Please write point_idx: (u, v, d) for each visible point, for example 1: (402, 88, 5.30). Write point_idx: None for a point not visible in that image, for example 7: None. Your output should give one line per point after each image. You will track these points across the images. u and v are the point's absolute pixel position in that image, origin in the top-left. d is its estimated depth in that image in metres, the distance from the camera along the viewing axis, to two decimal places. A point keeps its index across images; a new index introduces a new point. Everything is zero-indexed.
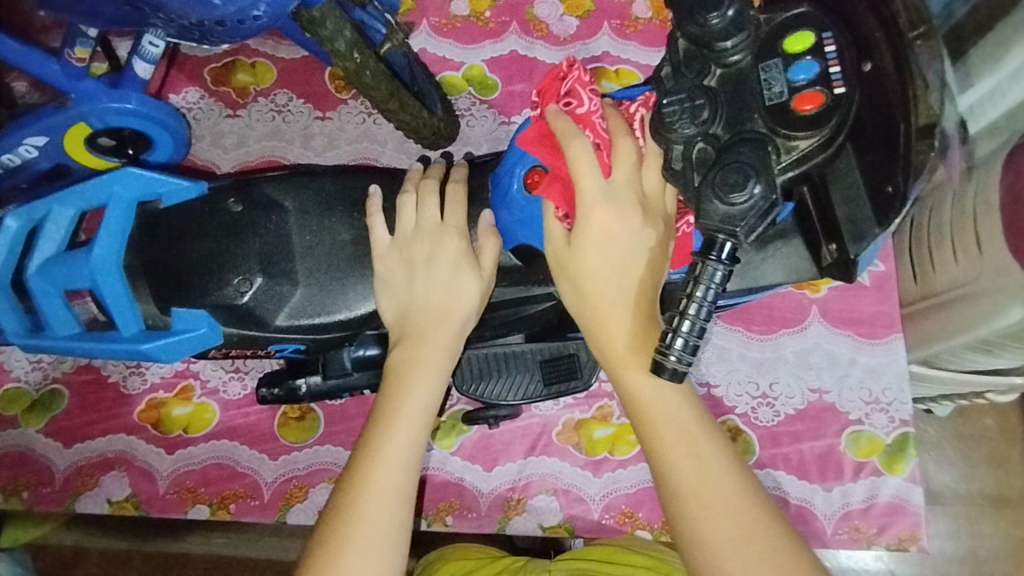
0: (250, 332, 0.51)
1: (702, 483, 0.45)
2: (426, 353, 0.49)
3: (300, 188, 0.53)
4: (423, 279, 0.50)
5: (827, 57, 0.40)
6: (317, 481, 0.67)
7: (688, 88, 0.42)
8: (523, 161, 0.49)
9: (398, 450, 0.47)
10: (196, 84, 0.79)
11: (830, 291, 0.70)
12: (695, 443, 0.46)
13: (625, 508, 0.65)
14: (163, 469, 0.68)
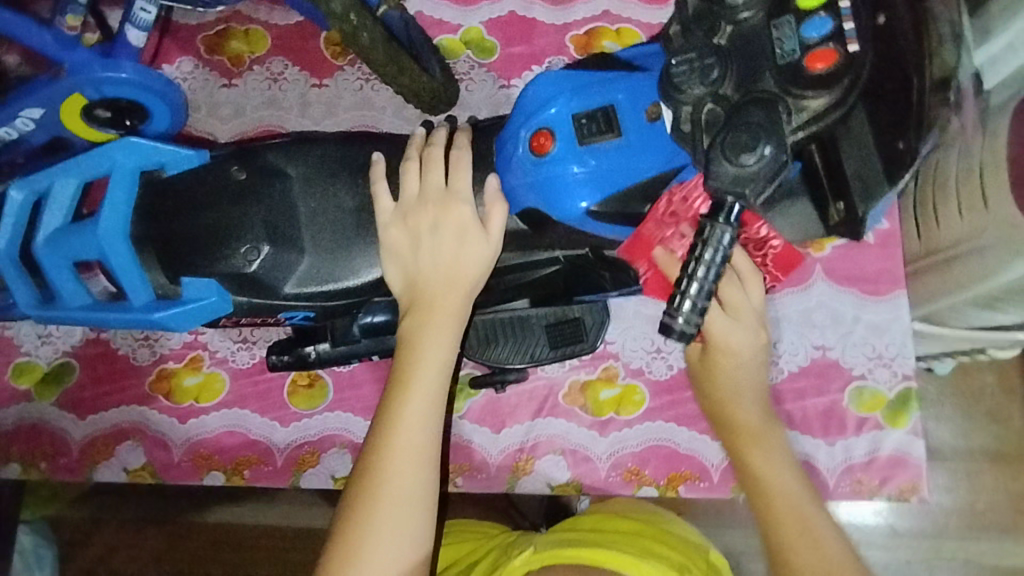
0: (259, 301, 0.51)
1: (789, 521, 0.53)
2: (439, 314, 0.49)
3: (304, 153, 0.51)
4: (429, 250, 0.49)
5: (842, 12, 0.38)
6: (328, 446, 0.68)
7: (698, 46, 0.41)
8: (529, 122, 0.46)
9: (417, 416, 0.48)
10: (190, 53, 0.78)
11: (834, 250, 0.70)
12: (775, 474, 0.56)
13: (632, 466, 0.66)
14: (176, 438, 0.69)
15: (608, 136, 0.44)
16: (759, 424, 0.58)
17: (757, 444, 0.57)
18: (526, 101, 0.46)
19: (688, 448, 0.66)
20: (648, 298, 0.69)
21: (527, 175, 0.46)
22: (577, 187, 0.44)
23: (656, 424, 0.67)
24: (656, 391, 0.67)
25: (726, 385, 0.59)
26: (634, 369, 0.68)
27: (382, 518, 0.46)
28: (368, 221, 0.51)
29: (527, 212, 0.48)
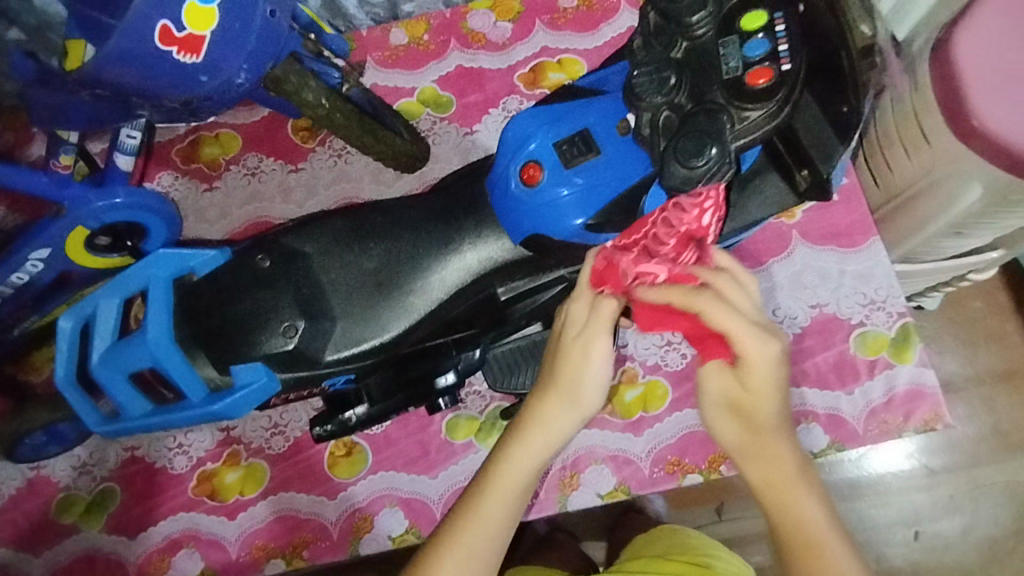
0: (302, 373, 0.52)
1: (809, 543, 0.47)
2: (547, 422, 0.50)
3: (317, 230, 0.53)
4: (558, 356, 0.49)
5: (776, 35, 0.45)
6: (379, 508, 0.69)
7: (657, 61, 0.47)
8: (518, 157, 0.49)
9: (511, 482, 0.50)
10: (169, 167, 0.82)
11: (805, 214, 0.74)
12: (790, 494, 0.48)
13: (672, 458, 0.69)
14: (229, 535, 0.70)
15: (590, 156, 0.49)
16: (781, 452, 0.48)
17: (774, 470, 0.48)
18: (509, 137, 0.49)
19: None
20: None
21: (523, 206, 0.49)
22: (571, 206, 0.48)
23: (685, 413, 0.70)
24: (677, 381, 0.71)
25: (755, 416, 0.47)
26: (651, 365, 0.71)
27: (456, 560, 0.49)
28: (389, 278, 0.52)
29: (532, 238, 0.50)
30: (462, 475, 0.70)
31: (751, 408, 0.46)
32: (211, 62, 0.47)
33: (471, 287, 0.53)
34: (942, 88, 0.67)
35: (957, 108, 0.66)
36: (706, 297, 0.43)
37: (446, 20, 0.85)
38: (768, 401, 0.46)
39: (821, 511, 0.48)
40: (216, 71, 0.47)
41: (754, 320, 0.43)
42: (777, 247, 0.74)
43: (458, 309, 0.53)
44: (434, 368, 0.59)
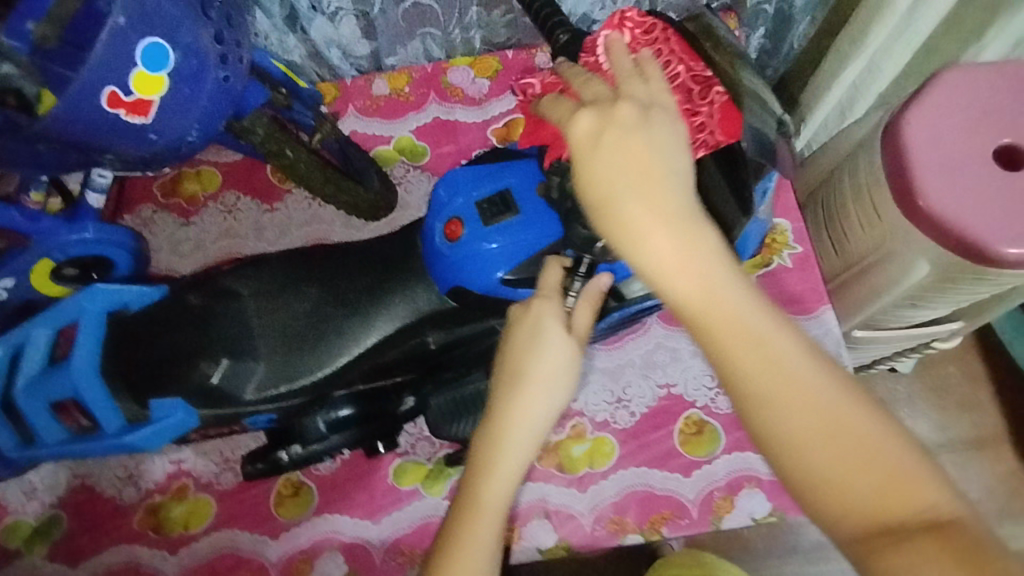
0: (223, 410, 0.55)
1: (830, 427, 0.39)
2: (523, 410, 0.50)
3: (253, 273, 0.56)
4: (514, 346, 0.51)
5: None
6: (320, 551, 0.70)
7: None
8: (443, 214, 0.52)
9: (505, 474, 0.50)
10: (148, 201, 0.84)
11: (759, 279, 0.76)
12: (771, 347, 0.40)
13: (614, 516, 0.69)
14: (170, 569, 0.70)
15: (509, 215, 0.51)
16: (726, 293, 0.41)
17: (745, 322, 0.41)
18: (438, 193, 0.53)
19: (663, 488, 0.70)
20: (600, 352, 0.75)
21: (447, 260, 0.52)
22: (491, 260, 0.51)
23: (629, 470, 0.70)
24: (624, 438, 0.72)
25: (689, 259, 0.42)
26: (600, 421, 0.72)
27: (468, 551, 0.47)
28: (316, 321, 0.54)
29: (457, 287, 0.53)
30: (406, 521, 0.70)
31: (660, 268, 0.42)
32: (161, 124, 0.50)
33: (399, 335, 0.55)
34: (893, 169, 0.70)
35: (905, 190, 0.69)
36: (615, 134, 0.43)
37: (428, 72, 0.88)
38: (663, 246, 0.42)
39: (808, 360, 0.40)
40: (166, 131, 0.50)
41: (639, 150, 0.43)
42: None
43: (389, 353, 0.56)
44: (381, 408, 0.61)
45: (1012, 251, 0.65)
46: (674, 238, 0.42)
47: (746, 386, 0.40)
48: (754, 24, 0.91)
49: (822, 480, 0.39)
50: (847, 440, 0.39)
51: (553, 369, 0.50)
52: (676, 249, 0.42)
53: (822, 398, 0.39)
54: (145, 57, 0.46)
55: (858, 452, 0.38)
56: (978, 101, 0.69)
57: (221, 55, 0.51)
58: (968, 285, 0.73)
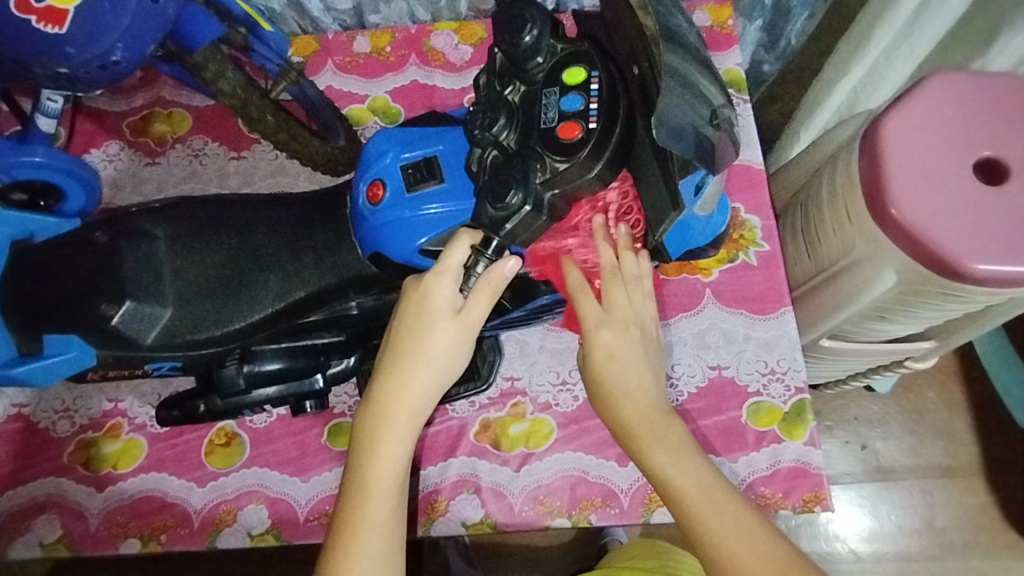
0: (125, 354, 0.51)
1: (749, 554, 0.50)
2: (404, 393, 0.51)
3: (171, 215, 0.52)
4: (403, 326, 0.50)
5: (589, 94, 0.42)
6: (245, 503, 0.69)
7: (491, 100, 0.44)
8: (365, 175, 0.48)
9: (390, 459, 0.51)
10: (116, 136, 0.83)
11: (721, 274, 0.74)
12: (724, 506, 0.52)
13: (543, 499, 0.68)
14: (94, 507, 0.69)
15: (432, 183, 0.47)
16: (690, 473, 0.53)
17: (701, 502, 0.52)
18: (366, 151, 0.48)
19: (597, 475, 0.68)
20: (551, 332, 0.73)
21: (367, 223, 0.48)
22: (410, 229, 0.47)
23: (565, 454, 0.69)
24: (564, 422, 0.70)
25: (646, 416, 0.56)
26: (542, 403, 0.71)
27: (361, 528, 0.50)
28: (234, 272, 0.51)
29: (377, 252, 0.49)
30: (334, 483, 0.69)
31: (622, 413, 0.56)
32: (80, 37, 0.50)
33: (317, 300, 0.52)
34: (868, 173, 0.68)
35: (877, 194, 0.66)
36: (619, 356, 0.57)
37: (411, 35, 0.86)
38: (632, 398, 0.56)
39: (753, 518, 0.52)
40: (87, 46, 0.51)
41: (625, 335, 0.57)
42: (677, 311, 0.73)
43: (308, 316, 0.54)
44: (310, 367, 0.57)
45: (981, 266, 0.62)
46: (633, 398, 0.56)
47: (716, 550, 0.51)
48: (752, 14, 0.88)
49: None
50: (770, 559, 0.50)
51: (437, 363, 0.50)
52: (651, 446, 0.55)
53: (750, 526, 0.51)
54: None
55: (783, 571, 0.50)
56: (963, 111, 0.67)
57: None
58: (935, 300, 0.71)
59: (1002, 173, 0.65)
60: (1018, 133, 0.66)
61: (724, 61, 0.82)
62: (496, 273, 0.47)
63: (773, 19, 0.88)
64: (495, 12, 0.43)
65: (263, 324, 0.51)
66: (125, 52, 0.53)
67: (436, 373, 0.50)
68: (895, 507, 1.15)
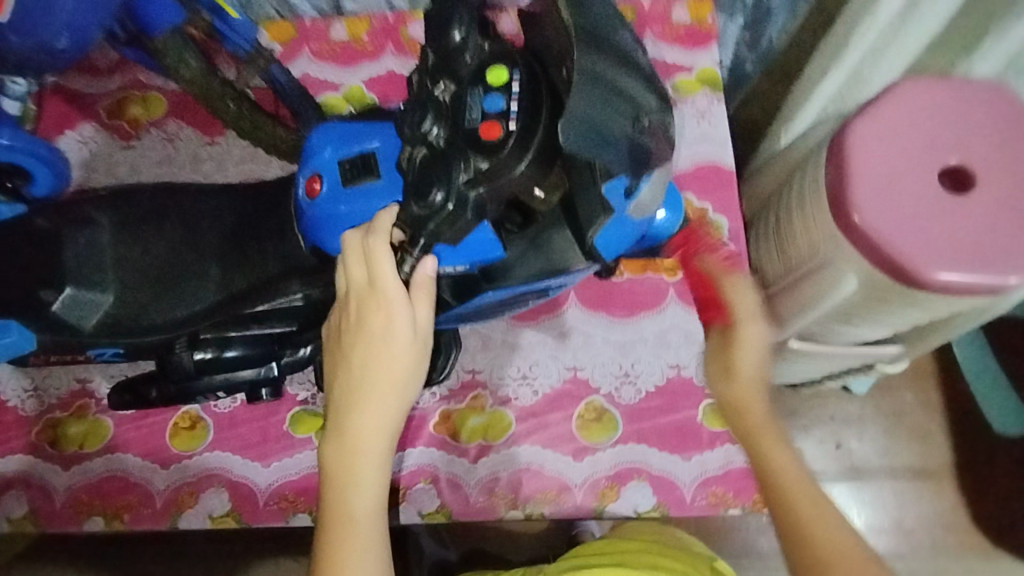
0: (65, 339, 0.53)
1: (833, 557, 0.51)
2: (369, 415, 0.50)
3: (117, 205, 0.55)
4: (361, 344, 0.49)
5: (512, 94, 0.41)
6: (206, 486, 0.70)
7: (420, 97, 0.43)
8: (304, 169, 0.49)
9: (367, 481, 0.51)
10: (91, 118, 0.83)
11: (686, 273, 0.74)
12: (821, 504, 0.53)
13: (499, 491, 0.69)
14: (59, 485, 0.71)
15: (368, 179, 0.47)
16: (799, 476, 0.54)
17: (802, 505, 0.53)
18: (308, 147, 0.50)
19: (552, 469, 0.69)
20: (514, 327, 0.73)
21: (304, 216, 0.49)
22: (341, 224, 0.48)
23: (523, 447, 0.70)
24: (522, 416, 0.71)
25: (761, 414, 0.56)
26: (502, 397, 0.72)
27: (352, 558, 0.50)
28: (173, 262, 0.54)
29: (320, 239, 0.50)
30: (294, 468, 0.70)
31: (743, 407, 0.56)
32: None
33: (258, 291, 0.52)
34: (834, 179, 0.68)
35: (841, 200, 0.66)
36: (756, 347, 0.56)
37: (389, 23, 0.85)
38: (755, 372, 0.56)
39: (846, 531, 0.52)
40: None
41: (759, 311, 0.57)
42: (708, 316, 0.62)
43: (255, 307, 0.53)
44: (260, 355, 0.56)
45: (941, 276, 0.62)
46: (758, 395, 0.56)
47: (820, 552, 0.51)
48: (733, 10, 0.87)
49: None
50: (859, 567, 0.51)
51: (404, 380, 0.50)
52: (770, 455, 0.55)
53: (839, 538, 0.52)
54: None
55: (852, 561, 0.51)
56: (932, 118, 0.66)
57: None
58: (897, 306, 0.71)
59: (969, 182, 0.64)
60: (987, 142, 0.65)
61: (700, 59, 0.81)
62: (421, 279, 0.47)
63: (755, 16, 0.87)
64: (428, 12, 0.43)
65: (207, 311, 0.53)
66: None
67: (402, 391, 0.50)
68: (866, 506, 1.16)
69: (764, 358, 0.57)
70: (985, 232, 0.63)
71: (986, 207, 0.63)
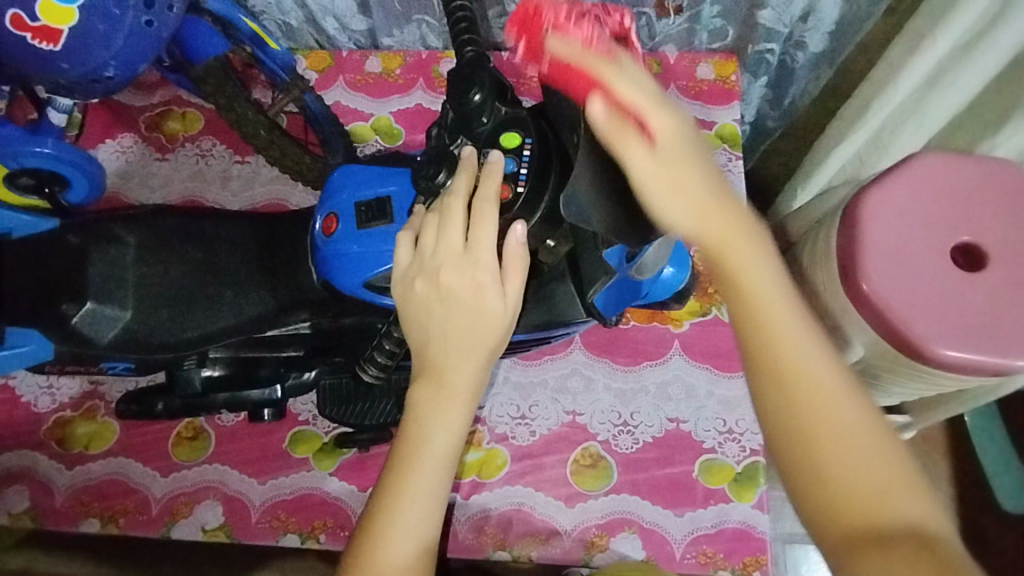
0: (79, 350, 0.54)
1: (815, 426, 0.42)
2: (456, 368, 0.48)
3: (143, 224, 0.57)
4: (449, 296, 0.46)
5: (522, 158, 0.45)
6: (202, 498, 0.71)
7: (436, 151, 0.47)
8: (321, 208, 0.51)
9: (444, 429, 0.49)
10: (132, 130, 0.87)
11: (692, 326, 0.75)
12: (799, 354, 0.43)
13: (488, 530, 0.69)
14: (61, 483, 0.73)
15: (380, 222, 0.49)
16: (824, 365, 0.43)
17: (825, 406, 0.42)
18: (327, 186, 0.52)
19: (543, 512, 0.69)
20: (518, 365, 0.74)
21: (319, 253, 0.51)
22: (355, 264, 0.49)
23: (515, 487, 0.70)
24: (518, 455, 0.71)
25: (712, 232, 0.44)
26: (499, 434, 0.72)
27: (413, 501, 0.48)
28: (194, 284, 0.55)
29: (332, 275, 0.51)
30: (289, 488, 0.71)
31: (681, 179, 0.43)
32: (71, 53, 0.56)
33: (268, 320, 0.56)
34: (844, 248, 0.68)
35: (851, 269, 0.66)
36: (665, 167, 0.42)
37: (422, 60, 0.87)
38: (684, 195, 0.43)
39: (832, 386, 0.43)
40: (80, 63, 0.57)
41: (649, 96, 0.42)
42: (568, 83, 0.42)
43: (266, 333, 0.57)
44: (267, 377, 0.61)
45: (946, 352, 0.62)
46: (738, 235, 0.45)
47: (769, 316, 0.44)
48: (758, 72, 0.87)
49: (847, 532, 0.41)
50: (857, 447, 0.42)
51: (493, 335, 0.47)
52: (784, 356, 0.43)
53: (822, 396, 0.42)
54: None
55: (867, 468, 0.41)
56: (946, 195, 0.66)
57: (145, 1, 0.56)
58: (904, 378, 0.70)
59: (981, 260, 0.65)
60: (1001, 222, 0.65)
61: (721, 116, 0.83)
62: (516, 250, 0.46)
63: (778, 77, 0.88)
64: (453, 72, 0.44)
65: (216, 336, 0.55)
66: (118, 69, 0.59)
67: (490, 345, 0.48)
68: None
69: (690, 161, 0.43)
70: (993, 312, 0.63)
71: (996, 287, 0.63)
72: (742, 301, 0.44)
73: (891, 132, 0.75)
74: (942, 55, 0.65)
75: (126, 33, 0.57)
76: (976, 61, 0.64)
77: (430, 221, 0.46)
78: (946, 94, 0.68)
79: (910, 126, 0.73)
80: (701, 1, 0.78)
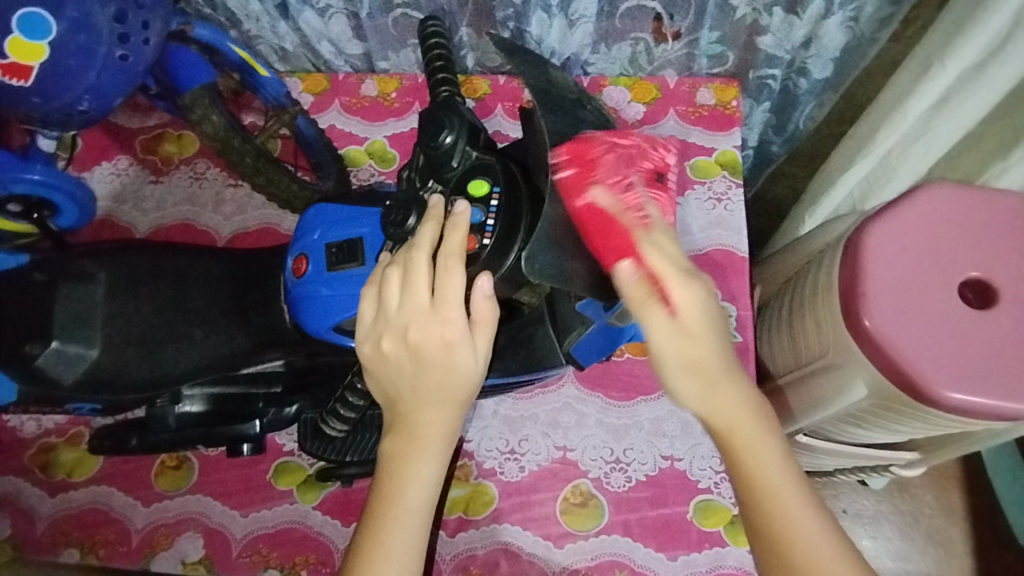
0: (47, 390, 0.53)
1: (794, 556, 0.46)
2: (425, 420, 0.46)
3: (118, 260, 0.57)
4: (415, 348, 0.45)
5: (489, 208, 0.44)
6: (183, 530, 0.70)
7: (405, 197, 0.46)
8: (292, 250, 0.51)
9: (419, 482, 0.47)
10: (127, 151, 0.85)
11: None
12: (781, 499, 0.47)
13: (474, 569, 0.66)
14: (43, 511, 0.71)
15: (351, 264, 0.48)
16: (807, 524, 0.47)
17: (806, 540, 0.46)
18: (300, 226, 0.51)
19: (529, 552, 0.67)
20: (507, 399, 0.72)
21: (290, 293, 0.51)
22: (325, 308, 0.49)
23: (502, 525, 0.68)
24: (506, 492, 0.69)
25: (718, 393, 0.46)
26: (487, 470, 0.70)
27: (389, 555, 0.46)
28: (171, 320, 0.56)
29: (307, 315, 0.50)
30: (271, 521, 0.69)
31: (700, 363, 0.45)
32: (43, 89, 0.56)
33: (243, 357, 0.57)
34: (846, 282, 0.65)
35: (851, 304, 0.63)
36: (680, 338, 0.44)
37: (418, 83, 0.85)
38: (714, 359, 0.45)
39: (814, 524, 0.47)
40: (54, 99, 0.58)
41: (681, 268, 0.44)
42: (599, 241, 0.42)
43: (241, 369, 0.58)
44: (245, 413, 0.61)
45: (951, 394, 0.59)
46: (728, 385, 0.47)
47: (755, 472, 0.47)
48: (760, 97, 0.85)
49: None
50: None
51: (462, 387, 0.46)
52: (769, 497, 0.47)
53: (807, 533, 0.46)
54: (22, 24, 0.52)
55: None
56: (951, 228, 0.64)
57: (120, 35, 0.57)
58: (909, 418, 0.67)
59: (992, 297, 0.62)
60: (1012, 259, 0.62)
61: (721, 143, 0.81)
62: (484, 303, 0.44)
63: (781, 103, 0.85)
64: (427, 110, 0.46)
65: (191, 374, 0.56)
66: (91, 103, 0.60)
67: (460, 397, 0.46)
68: None
69: (714, 325, 0.45)
70: (1001, 353, 0.60)
71: (1005, 328, 0.60)
72: (738, 473, 0.48)
73: (897, 162, 0.72)
74: (949, 85, 0.62)
75: (100, 67, 0.57)
76: (984, 91, 0.61)
77: (391, 276, 0.45)
78: (954, 125, 0.65)
79: (917, 155, 0.70)
80: (699, 27, 0.76)
